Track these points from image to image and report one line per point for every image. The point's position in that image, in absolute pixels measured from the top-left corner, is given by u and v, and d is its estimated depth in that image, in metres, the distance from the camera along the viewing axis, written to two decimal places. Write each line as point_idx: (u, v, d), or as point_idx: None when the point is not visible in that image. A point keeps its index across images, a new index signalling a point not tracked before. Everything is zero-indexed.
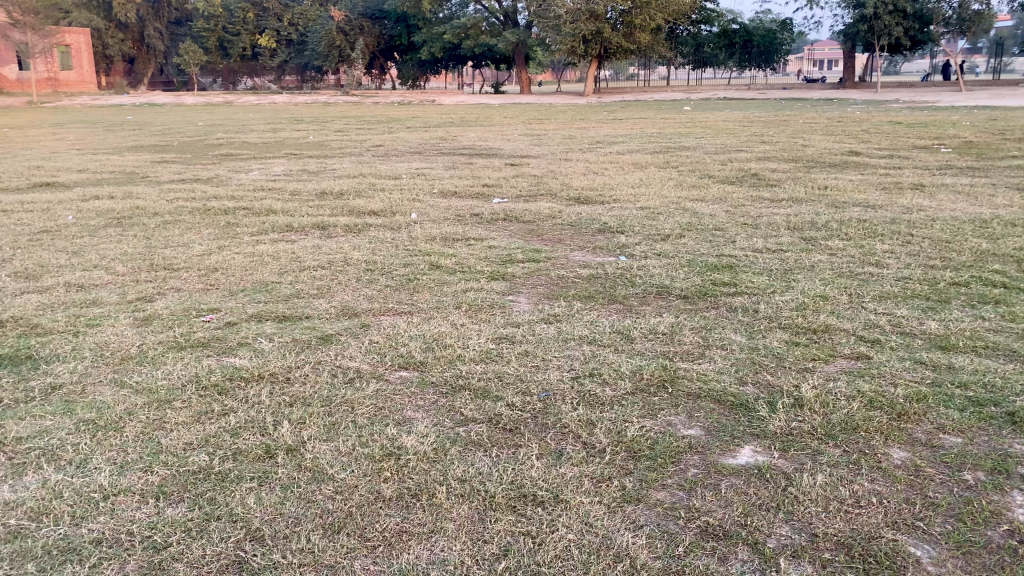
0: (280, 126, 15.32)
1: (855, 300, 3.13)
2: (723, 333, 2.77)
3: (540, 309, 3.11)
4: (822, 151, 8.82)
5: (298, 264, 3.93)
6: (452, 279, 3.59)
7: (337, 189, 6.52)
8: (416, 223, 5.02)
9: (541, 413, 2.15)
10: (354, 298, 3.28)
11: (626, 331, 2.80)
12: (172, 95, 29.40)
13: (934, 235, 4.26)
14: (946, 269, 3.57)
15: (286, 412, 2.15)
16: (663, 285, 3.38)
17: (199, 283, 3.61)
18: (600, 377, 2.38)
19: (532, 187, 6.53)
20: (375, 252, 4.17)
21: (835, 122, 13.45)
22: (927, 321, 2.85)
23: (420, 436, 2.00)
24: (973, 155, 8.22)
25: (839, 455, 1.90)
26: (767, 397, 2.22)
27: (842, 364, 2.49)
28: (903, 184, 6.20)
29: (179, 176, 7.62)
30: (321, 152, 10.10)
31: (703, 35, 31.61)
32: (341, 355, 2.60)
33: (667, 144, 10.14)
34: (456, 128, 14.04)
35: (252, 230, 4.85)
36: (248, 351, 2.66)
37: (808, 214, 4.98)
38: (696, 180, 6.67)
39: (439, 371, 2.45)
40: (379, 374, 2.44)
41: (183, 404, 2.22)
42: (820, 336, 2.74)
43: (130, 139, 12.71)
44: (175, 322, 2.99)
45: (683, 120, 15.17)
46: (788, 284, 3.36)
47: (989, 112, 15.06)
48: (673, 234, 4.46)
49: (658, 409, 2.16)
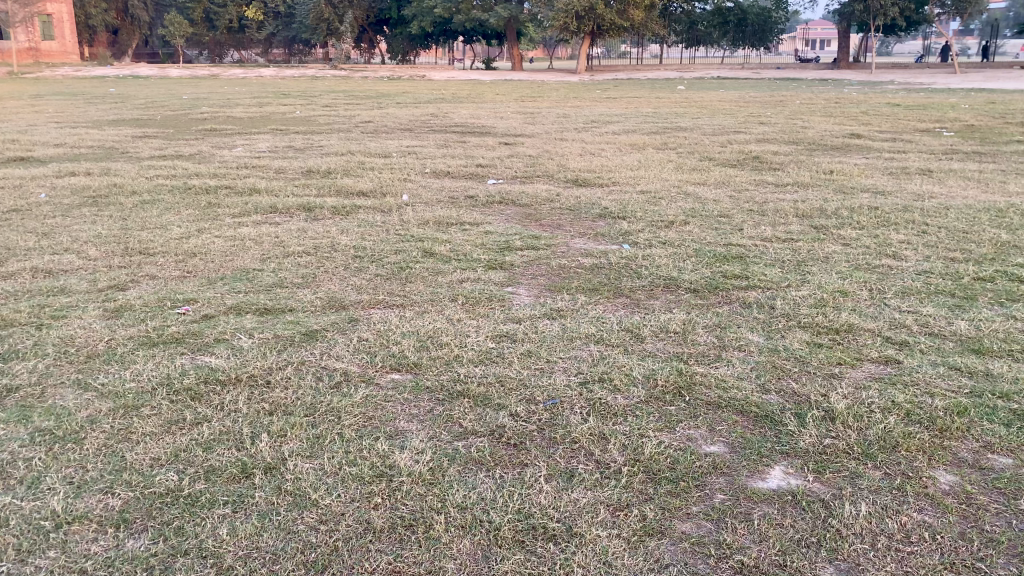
0: (267, 100, 15.01)
1: (876, 295, 2.94)
2: (740, 332, 2.57)
3: (542, 303, 2.90)
4: (822, 132, 8.62)
5: (283, 249, 3.70)
6: (447, 268, 3.38)
7: (325, 168, 6.27)
8: (407, 205, 4.79)
9: (547, 424, 1.95)
10: (341, 288, 3.06)
11: (635, 329, 2.60)
12: (156, 68, 28.80)
13: (950, 225, 4.07)
14: (967, 262, 3.39)
15: (265, 423, 1.95)
16: (670, 277, 3.18)
17: (175, 270, 3.38)
18: (610, 383, 2.18)
19: (528, 168, 6.31)
20: (364, 237, 3.95)
21: (833, 103, 13.25)
22: (956, 321, 2.66)
23: (415, 453, 1.80)
24: (977, 139, 8.04)
25: (881, 478, 1.71)
26: (794, 407, 2.03)
27: (870, 370, 2.30)
28: (910, 169, 6.01)
29: (160, 153, 7.35)
30: (309, 128, 9.81)
31: (697, 13, 31.26)
32: (327, 355, 2.39)
33: (664, 124, 9.92)
34: (447, 105, 13.77)
35: (234, 211, 4.62)
36: (225, 350, 2.44)
37: (816, 200, 4.78)
38: (697, 162, 6.48)
39: (434, 374, 2.24)
40: (369, 377, 2.23)
41: (151, 412, 2.01)
42: (843, 337, 2.54)
43: (112, 111, 12.41)
44: (148, 315, 2.77)
45: (679, 99, 14.91)
46: (803, 277, 3.17)
47: (987, 95, 14.84)
48: (677, 221, 4.25)
49: (677, 421, 1.96)
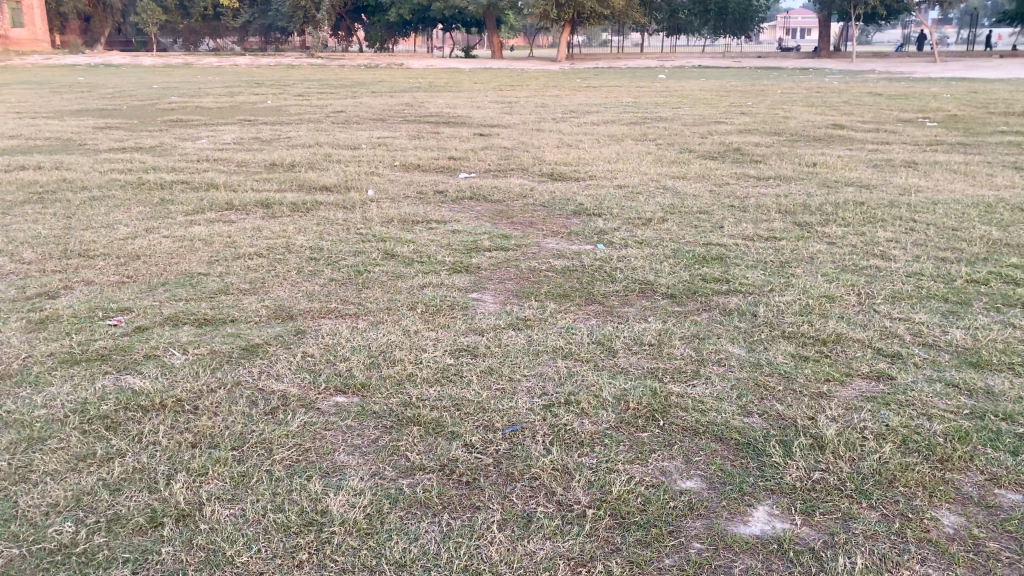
0: (238, 90, 14.65)
1: (865, 300, 2.76)
2: (720, 344, 2.37)
3: (507, 311, 2.69)
4: (804, 123, 8.43)
5: (233, 250, 3.47)
6: (408, 271, 3.16)
7: (290, 161, 6.02)
8: (372, 201, 4.56)
9: (506, 457, 1.74)
10: (291, 296, 2.83)
11: (607, 342, 2.39)
12: (129, 56, 28.16)
13: (939, 221, 3.89)
14: (958, 262, 3.21)
15: (184, 459, 1.72)
16: (646, 281, 2.98)
17: (114, 275, 3.13)
18: (577, 405, 1.97)
19: (501, 160, 6.09)
20: (322, 237, 3.72)
21: (814, 92, 13.11)
22: (951, 330, 2.47)
23: (351, 495, 1.58)
24: (960, 129, 7.90)
25: (878, 521, 1.52)
26: (779, 434, 1.83)
27: (860, 387, 2.11)
28: (894, 161, 5.85)
29: (120, 144, 7.05)
30: (279, 119, 9.52)
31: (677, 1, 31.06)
32: (266, 374, 2.16)
33: (644, 114, 9.72)
34: (422, 94, 13.50)
35: (188, 208, 4.37)
36: (153, 368, 2.21)
37: (799, 195, 4.60)
38: (676, 154, 6.28)
39: (382, 397, 2.02)
40: (310, 401, 2.01)
41: (57, 446, 1.77)
42: (831, 349, 2.35)
43: (77, 101, 12.04)
44: (75, 327, 2.53)
45: (659, 89, 14.70)
46: (787, 280, 2.98)
47: (967, 84, 14.77)
48: (655, 218, 4.05)
49: (649, 451, 1.76)
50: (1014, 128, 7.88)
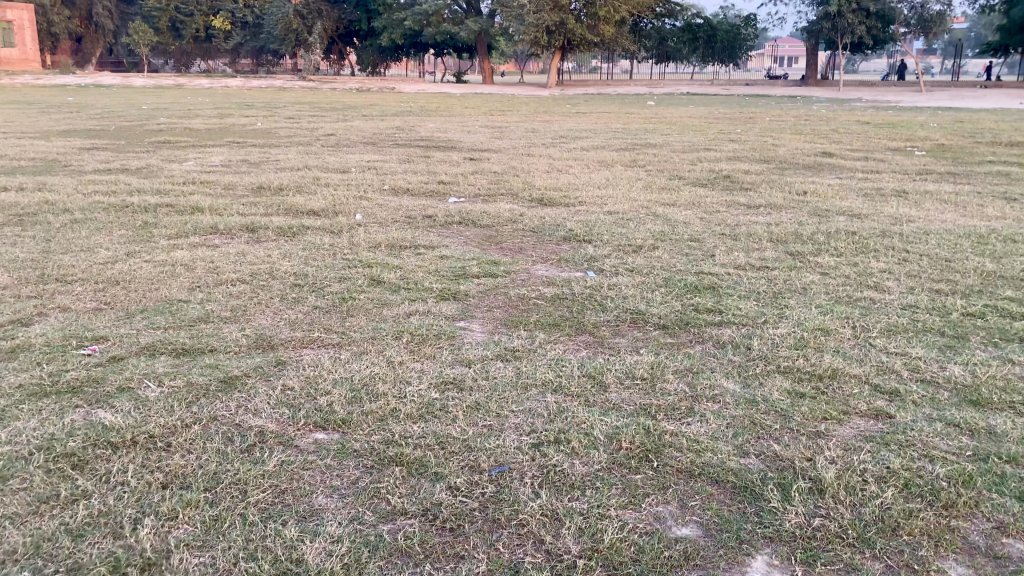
0: (228, 111, 14.61)
1: (861, 334, 2.70)
2: (714, 379, 2.31)
3: (495, 341, 2.61)
4: (794, 151, 8.44)
5: (215, 276, 3.38)
6: (394, 298, 3.09)
7: (277, 184, 5.95)
8: (360, 226, 4.49)
9: (492, 500, 1.66)
10: (273, 325, 2.75)
11: (598, 375, 2.31)
12: (120, 77, 28.13)
13: (932, 252, 3.85)
14: (953, 294, 3.16)
15: (153, 501, 1.64)
16: (638, 311, 2.92)
17: (91, 301, 3.04)
18: (567, 444, 1.89)
19: (491, 185, 6.04)
20: (307, 263, 3.64)
21: (802, 120, 13.17)
22: (949, 366, 2.41)
23: (327, 543, 1.50)
24: (949, 158, 7.92)
25: (882, 573, 1.45)
26: (777, 477, 1.76)
27: (859, 426, 2.04)
28: (885, 190, 5.83)
29: (106, 166, 6.97)
30: (268, 141, 9.46)
31: (667, 28, 31.36)
32: (244, 409, 2.08)
33: (633, 140, 9.72)
34: (412, 118, 13.50)
35: (171, 232, 4.29)
36: (126, 402, 2.12)
37: (790, 224, 4.56)
38: (667, 181, 6.25)
39: (364, 435, 1.94)
40: (288, 438, 1.93)
41: (19, 486, 1.69)
42: (828, 385, 2.28)
43: (64, 121, 11.96)
44: (46, 356, 2.44)
45: (650, 115, 14.74)
46: (781, 312, 2.92)
47: (952, 113, 14.92)
48: (645, 245, 4.00)
49: (643, 495, 1.69)
50: (1002, 158, 7.90)
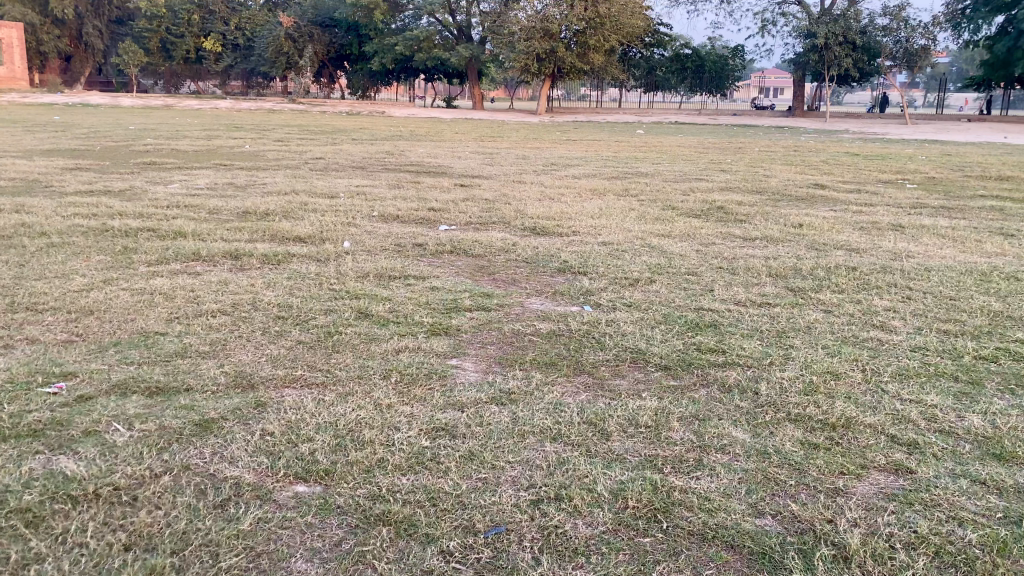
0: (215, 133, 14.47)
1: (871, 378, 2.58)
2: (721, 426, 2.17)
3: (489, 381, 2.47)
4: (786, 182, 8.37)
5: (195, 306, 3.23)
6: (384, 333, 2.95)
7: (263, 209, 5.81)
8: (348, 253, 4.36)
9: (489, 568, 1.52)
10: (254, 361, 2.60)
11: (599, 421, 2.18)
12: (109, 97, 27.96)
13: (936, 290, 3.75)
14: (962, 336, 3.05)
15: (114, 567, 1.49)
16: (638, 349, 2.79)
17: (62, 332, 2.89)
18: (569, 501, 1.75)
19: (482, 212, 5.92)
20: (292, 293, 3.50)
21: (792, 151, 13.17)
22: (967, 415, 2.29)
23: None
24: (941, 192, 7.88)
25: None
26: (796, 542, 1.63)
27: (880, 482, 1.92)
28: (881, 224, 5.75)
29: (87, 187, 6.81)
30: (255, 164, 9.32)
31: (656, 58, 31.57)
32: (219, 457, 1.93)
33: (624, 168, 9.65)
34: (403, 142, 13.41)
35: (151, 258, 4.14)
36: (91, 448, 1.96)
37: (788, 258, 4.46)
38: (660, 211, 6.16)
39: (348, 488, 1.80)
40: (266, 492, 1.79)
41: None
42: (842, 435, 2.16)
43: (48, 141, 11.79)
44: (9, 395, 2.28)
45: (639, 143, 14.71)
46: (787, 352, 2.80)
47: (940, 146, 14.99)
48: (642, 279, 3.89)
49: (654, 562, 1.55)
50: (994, 192, 7.86)
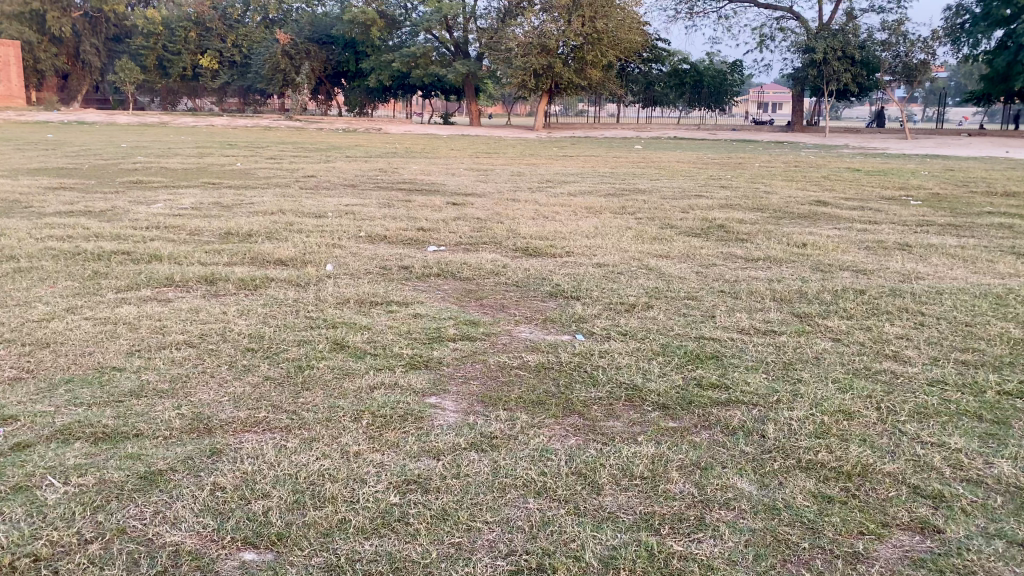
0: (208, 151, 14.26)
1: (888, 417, 2.36)
2: (726, 477, 1.95)
3: (469, 424, 2.25)
4: (785, 199, 8.16)
5: (160, 338, 3.02)
6: (359, 367, 2.73)
7: (247, 229, 5.62)
8: (330, 278, 4.15)
9: None
10: (215, 401, 2.38)
11: (590, 472, 1.96)
12: (106, 114, 27.80)
13: (951, 315, 3.54)
14: (982, 367, 2.84)
15: None
16: (634, 385, 2.57)
17: (12, 368, 2.67)
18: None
19: (473, 232, 5.72)
20: (266, 322, 3.28)
21: (792, 166, 13.00)
22: (996, 461, 2.07)
23: None
24: (947, 208, 7.68)
25: None
26: None
27: (904, 543, 1.70)
28: (887, 243, 5.55)
29: (68, 208, 6.60)
30: (244, 182, 9.11)
31: (654, 73, 31.50)
32: (160, 518, 1.71)
33: (622, 185, 9.46)
34: (398, 160, 13.20)
35: (123, 283, 3.93)
36: (18, 507, 1.75)
37: (792, 280, 4.26)
38: (658, 230, 5.96)
39: (304, 556, 1.59)
40: (208, 561, 1.58)
41: None
42: (860, 486, 1.94)
43: (36, 159, 11.58)
44: None
45: (638, 159, 14.52)
46: (796, 388, 2.58)
47: (942, 161, 14.82)
48: (639, 303, 3.69)
49: None
50: (1000, 209, 7.67)
